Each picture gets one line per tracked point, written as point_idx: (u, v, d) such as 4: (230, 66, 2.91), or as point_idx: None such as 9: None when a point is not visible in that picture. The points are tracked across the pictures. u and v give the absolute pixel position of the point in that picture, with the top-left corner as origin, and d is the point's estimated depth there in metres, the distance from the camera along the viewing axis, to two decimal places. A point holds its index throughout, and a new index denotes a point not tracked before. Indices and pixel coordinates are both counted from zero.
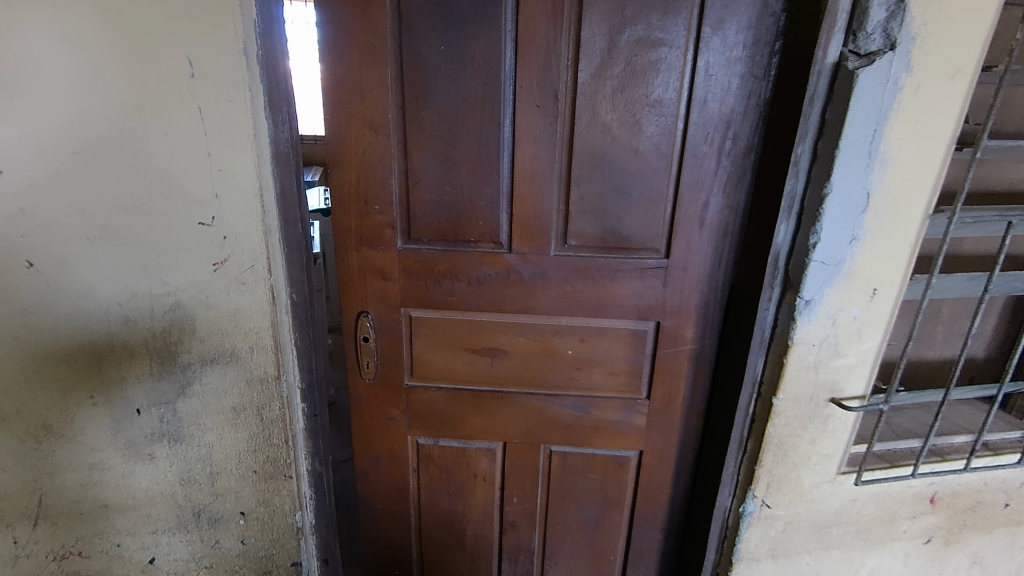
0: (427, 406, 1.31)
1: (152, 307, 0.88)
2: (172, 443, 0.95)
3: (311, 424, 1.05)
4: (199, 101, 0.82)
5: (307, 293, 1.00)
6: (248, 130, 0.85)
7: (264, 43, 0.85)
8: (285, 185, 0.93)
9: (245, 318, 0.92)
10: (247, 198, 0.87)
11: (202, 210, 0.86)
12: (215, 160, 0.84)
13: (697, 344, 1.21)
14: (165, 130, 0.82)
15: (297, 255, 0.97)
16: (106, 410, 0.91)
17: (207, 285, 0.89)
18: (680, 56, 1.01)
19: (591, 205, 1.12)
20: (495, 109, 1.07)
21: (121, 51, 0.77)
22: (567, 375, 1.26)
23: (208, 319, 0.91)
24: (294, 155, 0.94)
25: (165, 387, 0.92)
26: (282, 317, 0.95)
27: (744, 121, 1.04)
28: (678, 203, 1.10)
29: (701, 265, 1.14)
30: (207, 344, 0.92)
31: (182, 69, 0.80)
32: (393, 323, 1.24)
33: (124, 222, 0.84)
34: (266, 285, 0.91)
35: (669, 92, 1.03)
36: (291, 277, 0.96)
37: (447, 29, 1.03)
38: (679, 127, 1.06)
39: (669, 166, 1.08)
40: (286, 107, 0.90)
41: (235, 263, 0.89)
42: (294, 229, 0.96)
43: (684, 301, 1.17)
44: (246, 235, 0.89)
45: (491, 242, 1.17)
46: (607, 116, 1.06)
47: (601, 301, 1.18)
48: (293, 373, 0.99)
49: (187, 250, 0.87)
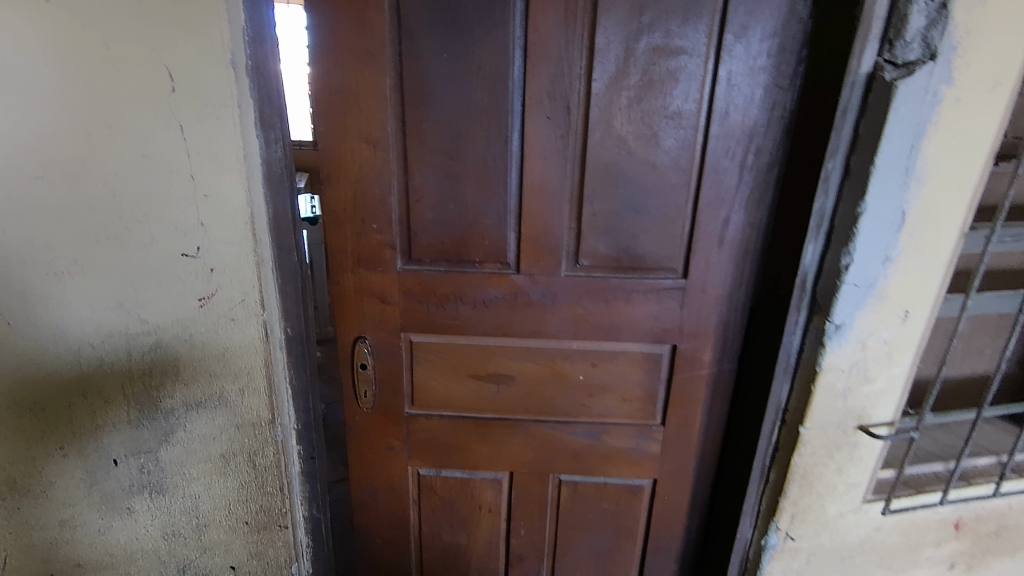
0: (429, 436, 1.23)
1: (129, 349, 0.80)
2: (153, 496, 0.87)
3: (308, 468, 0.95)
4: (181, 119, 0.74)
5: (303, 328, 0.90)
6: (237, 150, 0.77)
7: (255, 52, 0.76)
8: (278, 211, 0.83)
9: (234, 357, 0.84)
10: (236, 225, 0.79)
11: (185, 239, 0.78)
12: (200, 184, 0.76)
13: (715, 367, 1.15)
14: (142, 151, 0.73)
15: (292, 285, 0.86)
16: (78, 461, 0.82)
17: (191, 321, 0.81)
18: (701, 64, 0.95)
19: (604, 223, 1.05)
20: (503, 121, 1.00)
21: (89, 65, 0.69)
22: (577, 401, 1.19)
23: (193, 359, 0.83)
24: (289, 176, 0.83)
25: (145, 435, 0.84)
26: (276, 354, 0.87)
27: (767, 133, 0.98)
28: (697, 220, 1.04)
29: (720, 285, 1.08)
30: (192, 387, 0.84)
31: (161, 82, 0.72)
32: (392, 349, 1.16)
33: (97, 253, 0.75)
34: (259, 321, 0.84)
35: (689, 102, 0.97)
36: (286, 309, 0.87)
37: (450, 36, 0.96)
38: (698, 140, 0.99)
39: (687, 180, 1.02)
40: (280, 122, 0.81)
41: (223, 297, 0.81)
42: (288, 257, 0.85)
43: (702, 323, 1.11)
44: (236, 265, 0.81)
45: (498, 263, 1.09)
46: (622, 128, 0.99)
47: (615, 323, 1.12)
48: (290, 414, 0.91)
49: (168, 284, 0.79)
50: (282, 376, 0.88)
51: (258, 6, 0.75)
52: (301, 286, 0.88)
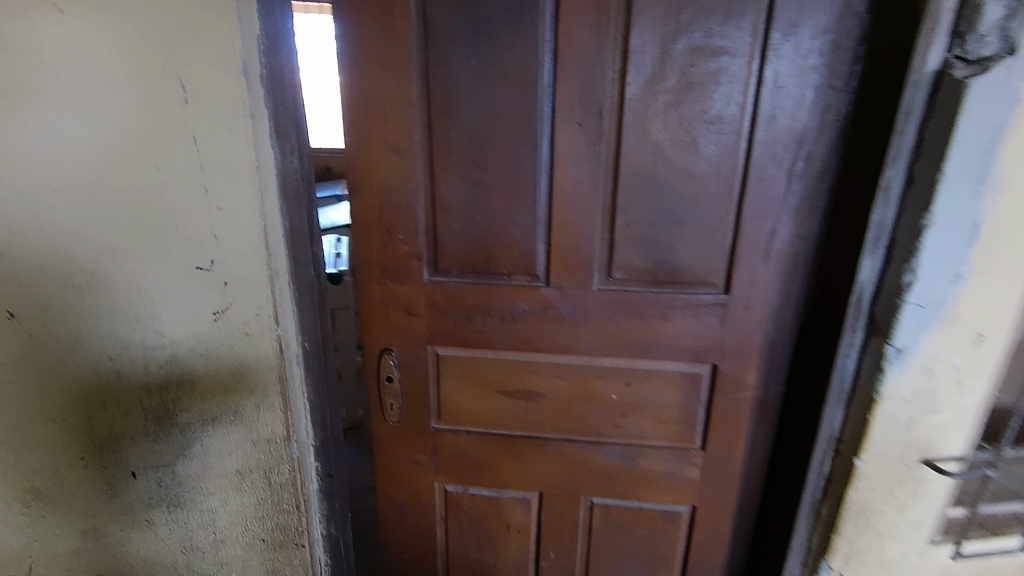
0: (455, 452, 1.20)
1: (147, 362, 0.81)
2: (172, 509, 0.87)
3: (326, 485, 0.93)
4: (194, 131, 0.74)
5: (321, 341, 0.88)
6: (251, 161, 0.77)
7: (270, 62, 0.75)
8: (294, 223, 0.81)
9: (250, 372, 0.85)
10: (250, 237, 0.79)
11: (200, 252, 0.78)
12: (213, 197, 0.77)
13: (760, 390, 1.07)
14: (156, 164, 0.74)
15: (309, 299, 0.85)
16: (99, 473, 0.83)
17: (207, 336, 0.81)
18: (744, 65, 0.88)
19: (639, 234, 0.99)
20: (532, 128, 0.96)
21: (105, 79, 0.70)
22: (610, 421, 1.13)
23: (209, 373, 0.83)
24: (305, 187, 0.82)
25: (163, 448, 0.84)
26: (292, 370, 0.86)
27: (818, 138, 0.90)
28: (740, 232, 0.97)
29: (766, 302, 1.00)
30: (208, 401, 0.84)
31: (174, 94, 0.72)
32: (418, 362, 1.13)
33: (114, 266, 0.76)
34: (273, 335, 0.84)
35: (731, 106, 0.90)
36: (303, 323, 0.85)
37: (477, 41, 0.93)
38: (741, 146, 0.92)
39: (729, 189, 0.95)
40: (296, 133, 0.79)
41: (238, 310, 0.82)
42: (305, 270, 0.83)
43: (745, 342, 1.03)
44: (249, 279, 0.81)
45: (527, 275, 1.05)
46: (658, 134, 0.93)
47: (650, 340, 1.05)
48: (306, 430, 0.90)
49: (183, 297, 0.79)
50: (298, 392, 0.88)
51: (274, 15, 0.73)
52: (318, 300, 0.87)
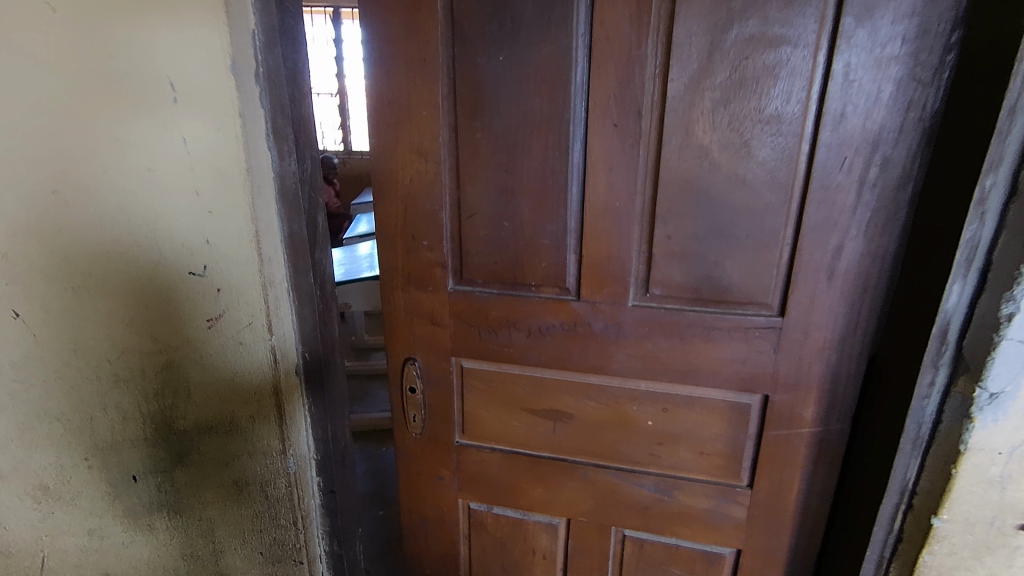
0: (479, 469, 1.14)
1: (143, 368, 0.82)
2: (171, 515, 0.90)
3: (328, 502, 0.95)
4: (184, 131, 0.74)
5: (321, 349, 0.88)
6: (241, 162, 0.76)
7: (267, 59, 0.75)
8: (293, 228, 0.81)
9: (246, 382, 0.85)
10: (241, 243, 0.79)
11: (193, 257, 0.79)
12: (205, 200, 0.77)
13: (820, 428, 0.93)
14: (148, 166, 0.75)
15: (309, 307, 0.85)
16: (101, 474, 0.86)
17: (202, 343, 0.83)
18: (809, 57, 0.76)
19: (680, 248, 0.89)
20: (562, 130, 0.88)
21: (98, 81, 0.71)
22: (645, 450, 1.03)
23: (205, 382, 0.84)
24: (304, 192, 0.81)
25: (161, 453, 0.86)
26: (290, 380, 0.87)
27: (897, 141, 0.76)
28: (798, 247, 0.84)
29: (829, 329, 0.87)
30: (205, 409, 0.86)
31: (163, 92, 0.73)
32: (442, 374, 1.08)
33: (108, 269, 0.77)
34: (268, 346, 0.84)
35: (791, 104, 0.79)
36: (302, 331, 0.86)
37: (505, 35, 0.86)
38: (802, 149, 0.80)
39: (787, 199, 0.83)
40: (294, 135, 0.79)
41: (231, 318, 0.82)
42: (305, 278, 0.84)
43: (803, 373, 0.91)
44: (242, 286, 0.81)
45: (556, 288, 0.97)
46: (705, 137, 0.83)
47: (691, 365, 0.94)
48: (308, 445, 0.91)
49: (179, 303, 0.80)
50: (295, 403, 0.88)
51: (271, 8, 0.73)
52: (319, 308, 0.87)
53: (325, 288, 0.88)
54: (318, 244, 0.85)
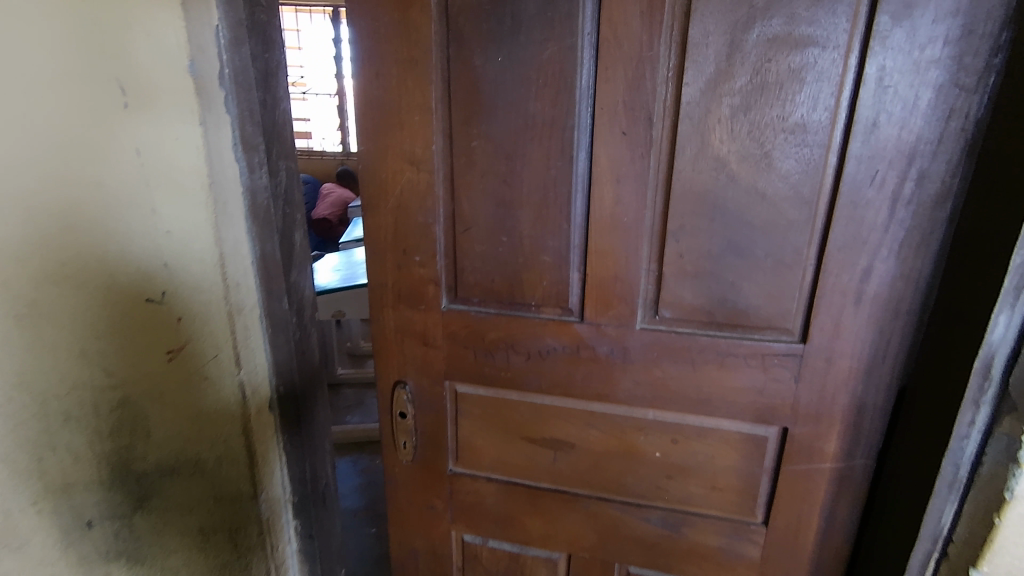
0: (474, 500, 1.06)
1: (96, 405, 0.79)
2: (131, 563, 0.87)
3: (307, 545, 1.04)
4: (136, 142, 0.75)
5: (292, 364, 0.93)
6: (203, 176, 0.79)
7: (232, 56, 0.78)
8: (265, 249, 0.86)
9: (212, 420, 0.88)
10: (204, 264, 0.82)
11: (151, 284, 0.79)
12: (161, 220, 0.79)
13: (845, 463, 0.86)
14: (97, 179, 0.74)
15: (283, 331, 0.91)
16: (53, 520, 0.79)
17: (160, 378, 0.83)
18: (839, 59, 0.69)
19: (693, 267, 0.82)
20: (566, 138, 0.81)
21: (36, 84, 0.68)
22: (652, 482, 0.95)
23: (166, 420, 0.85)
24: (274, 205, 0.87)
25: (117, 495, 0.83)
26: (258, 408, 0.92)
27: (937, 153, 0.69)
28: (823, 267, 0.77)
29: (856, 356, 0.80)
30: (166, 447, 0.86)
31: (112, 95, 0.73)
32: (435, 398, 1.01)
33: (56, 294, 0.73)
34: (236, 381, 0.88)
35: (819, 111, 0.71)
36: (277, 358, 0.91)
37: (504, 35, 0.79)
38: (829, 161, 0.73)
39: (811, 216, 0.76)
40: (263, 147, 0.84)
41: (195, 351, 0.85)
42: (278, 303, 0.89)
43: (826, 403, 0.83)
44: (204, 315, 0.84)
45: (558, 308, 0.90)
46: (722, 146, 0.76)
47: (704, 393, 0.87)
48: (285, 485, 0.99)
49: (133, 334, 0.80)
50: (265, 435, 0.94)
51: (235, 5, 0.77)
52: (295, 324, 0.93)
53: (296, 309, 0.94)
54: (294, 262, 0.94)
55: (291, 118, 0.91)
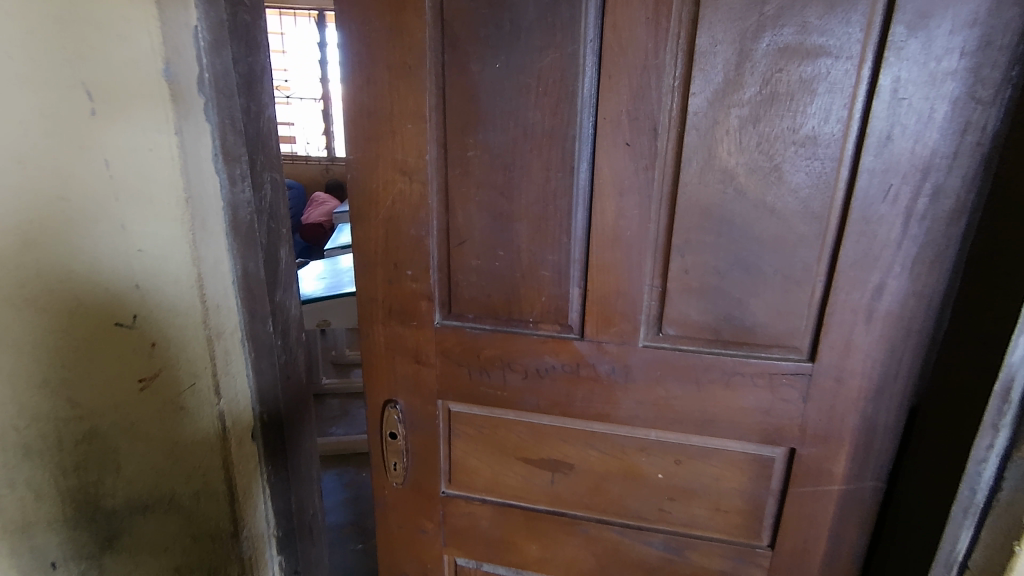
0: (468, 523, 1.02)
1: (60, 437, 0.74)
2: None
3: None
4: (105, 152, 0.72)
5: (275, 384, 0.95)
6: (179, 192, 0.77)
7: (212, 62, 0.80)
8: (248, 267, 0.88)
9: (190, 453, 0.86)
10: (180, 285, 0.80)
11: (121, 307, 0.76)
12: (132, 238, 0.76)
13: (854, 485, 0.83)
14: (62, 195, 0.70)
15: (265, 353, 0.93)
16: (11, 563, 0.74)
17: (130, 408, 0.79)
18: (852, 70, 0.67)
19: (699, 283, 0.79)
20: (567, 148, 0.77)
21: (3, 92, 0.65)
22: (654, 505, 0.92)
23: (136, 454, 0.81)
24: (256, 221, 0.89)
25: (83, 536, 0.79)
26: (239, 436, 0.91)
27: (952, 168, 0.67)
28: (833, 284, 0.74)
29: (866, 376, 0.77)
30: (138, 481, 0.81)
31: (81, 102, 0.70)
32: (427, 418, 0.96)
33: (19, 316, 0.69)
34: (216, 411, 0.87)
35: (830, 124, 0.69)
36: (262, 379, 0.93)
37: (502, 41, 0.75)
38: (840, 175, 0.71)
39: (821, 231, 0.73)
40: (245, 161, 0.86)
41: (169, 380, 0.82)
42: (261, 325, 0.92)
43: (835, 424, 0.80)
44: (182, 343, 0.82)
45: (557, 325, 0.86)
46: (730, 159, 0.73)
47: (709, 413, 0.84)
48: (269, 521, 1.00)
49: (101, 360, 0.76)
50: (248, 467, 0.94)
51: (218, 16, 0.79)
52: (276, 346, 0.95)
53: (278, 333, 0.96)
54: (278, 282, 0.96)
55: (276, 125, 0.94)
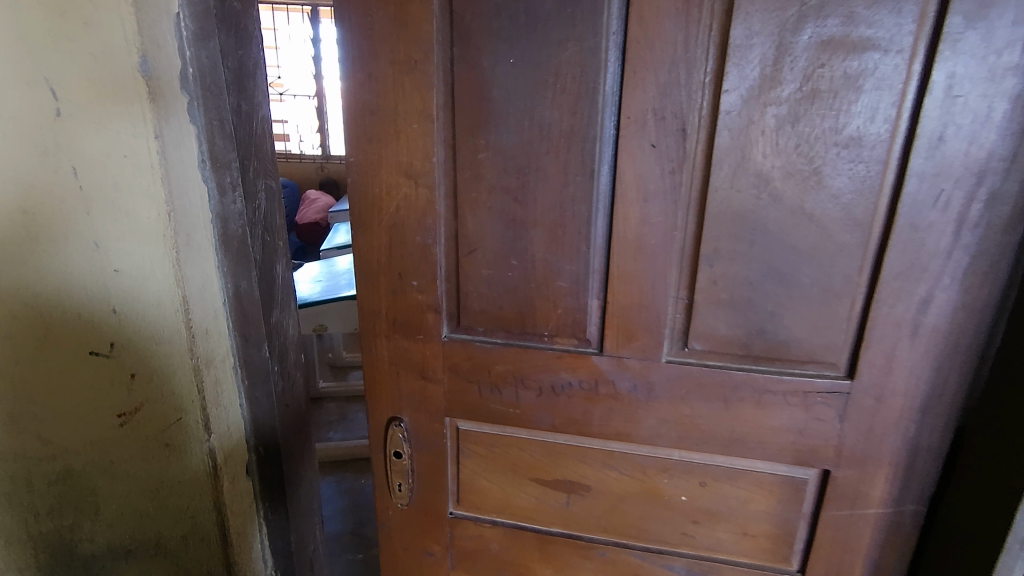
0: (477, 546, 0.96)
1: (33, 476, 0.78)
2: None
3: None
4: (73, 161, 0.70)
5: (272, 415, 0.89)
6: (160, 207, 0.73)
7: (194, 50, 0.72)
8: (240, 288, 0.81)
9: (176, 486, 0.84)
10: (163, 309, 0.77)
11: (98, 336, 0.75)
12: (107, 256, 0.73)
13: (893, 508, 0.77)
14: (26, 208, 0.69)
15: (259, 380, 0.86)
16: None
17: (108, 442, 0.80)
18: (902, 65, 0.61)
19: (728, 294, 0.73)
20: (586, 150, 0.72)
21: None
22: (676, 528, 0.86)
23: (115, 490, 0.82)
24: (249, 235, 0.82)
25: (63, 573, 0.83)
26: (228, 473, 0.86)
27: (1011, 171, 0.61)
28: (875, 297, 0.69)
29: (908, 395, 0.72)
30: (116, 524, 0.83)
31: (45, 107, 0.68)
32: (434, 436, 0.90)
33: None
34: (205, 448, 0.83)
35: (876, 123, 0.63)
36: (257, 409, 0.87)
37: (517, 33, 0.69)
38: (886, 178, 0.65)
39: (864, 240, 0.68)
40: (235, 167, 0.79)
41: (150, 412, 0.80)
42: (257, 351, 0.85)
43: (874, 445, 0.75)
44: (164, 372, 0.79)
45: (574, 339, 0.80)
46: (765, 161, 0.67)
47: (738, 433, 0.78)
48: (266, 561, 0.96)
49: (75, 391, 0.77)
50: (242, 506, 0.90)
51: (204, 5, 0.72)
52: (271, 371, 0.88)
53: (275, 357, 0.89)
54: (275, 302, 0.90)
55: (266, 127, 0.88)
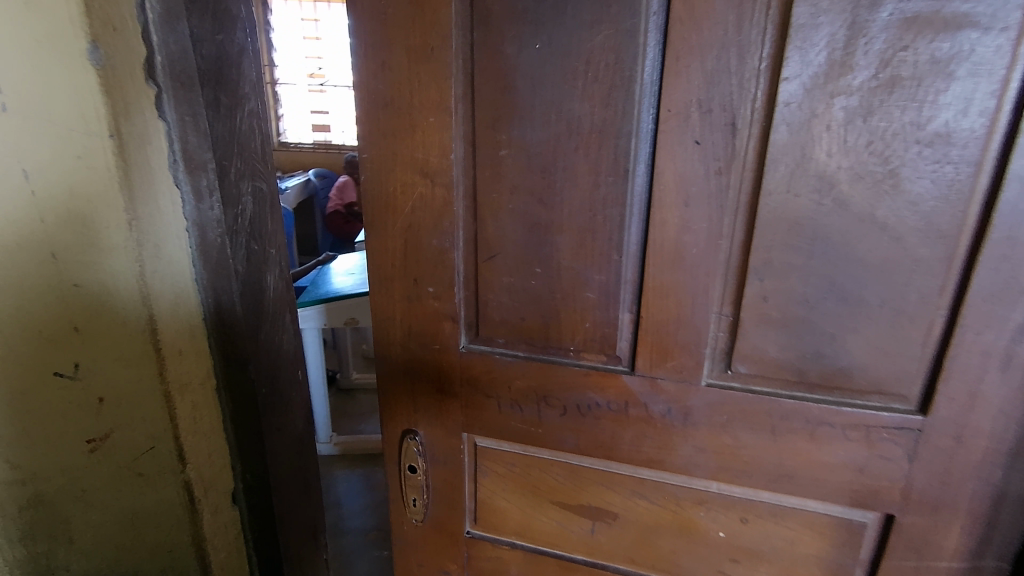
0: (494, 568, 0.90)
1: (5, 504, 0.79)
2: None
3: None
4: (27, 169, 0.69)
5: (257, 421, 0.95)
6: (123, 222, 0.75)
7: (167, 53, 0.76)
8: (221, 297, 0.86)
9: (148, 513, 0.88)
10: (128, 328, 0.79)
11: (62, 357, 0.77)
12: (69, 275, 0.74)
13: (969, 562, 0.67)
14: None
15: (242, 387, 0.92)
16: None
17: (78, 470, 0.82)
18: (1005, 46, 0.50)
19: (781, 313, 0.64)
20: (620, 148, 0.64)
21: None
22: (712, 565, 0.78)
23: (87, 515, 0.84)
24: (227, 243, 0.86)
25: None
26: (201, 497, 0.92)
27: None
28: (959, 321, 0.59)
29: (995, 435, 0.61)
30: (91, 552, 0.87)
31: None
32: (450, 452, 0.85)
33: None
34: (179, 480, 0.89)
35: (970, 117, 0.53)
36: (241, 425, 0.95)
37: (544, 16, 0.62)
38: (979, 183, 0.55)
39: (948, 254, 0.57)
40: (210, 173, 0.83)
41: (120, 439, 0.83)
42: (241, 362, 0.91)
43: (950, 490, 0.65)
44: (134, 402, 0.83)
45: (602, 355, 0.73)
46: (831, 161, 0.58)
47: (788, 468, 0.69)
48: None
49: (43, 417, 0.78)
50: (219, 525, 0.96)
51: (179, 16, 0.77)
52: (255, 383, 0.93)
53: (258, 363, 0.94)
54: (263, 311, 0.97)
55: (252, 138, 0.93)
